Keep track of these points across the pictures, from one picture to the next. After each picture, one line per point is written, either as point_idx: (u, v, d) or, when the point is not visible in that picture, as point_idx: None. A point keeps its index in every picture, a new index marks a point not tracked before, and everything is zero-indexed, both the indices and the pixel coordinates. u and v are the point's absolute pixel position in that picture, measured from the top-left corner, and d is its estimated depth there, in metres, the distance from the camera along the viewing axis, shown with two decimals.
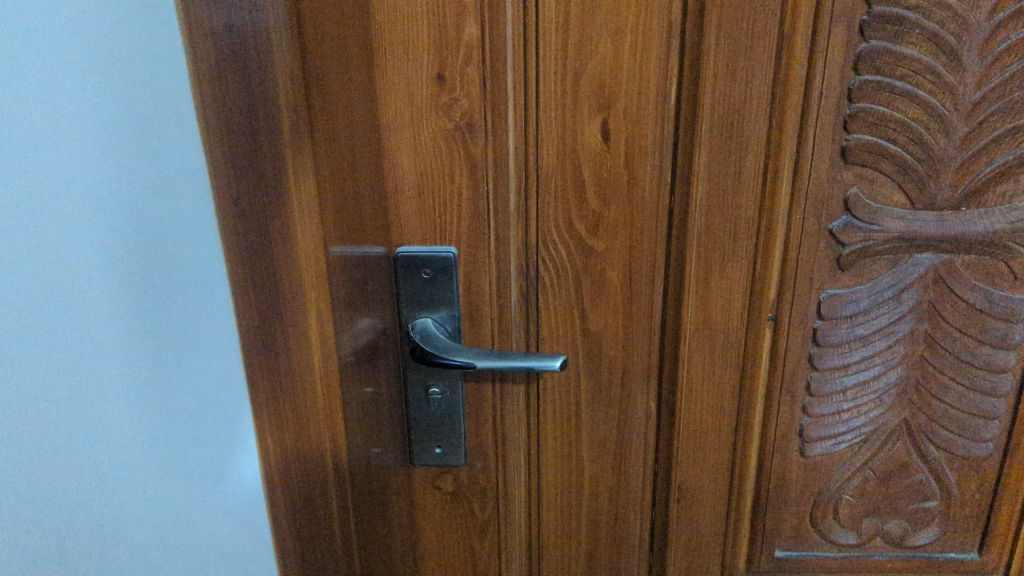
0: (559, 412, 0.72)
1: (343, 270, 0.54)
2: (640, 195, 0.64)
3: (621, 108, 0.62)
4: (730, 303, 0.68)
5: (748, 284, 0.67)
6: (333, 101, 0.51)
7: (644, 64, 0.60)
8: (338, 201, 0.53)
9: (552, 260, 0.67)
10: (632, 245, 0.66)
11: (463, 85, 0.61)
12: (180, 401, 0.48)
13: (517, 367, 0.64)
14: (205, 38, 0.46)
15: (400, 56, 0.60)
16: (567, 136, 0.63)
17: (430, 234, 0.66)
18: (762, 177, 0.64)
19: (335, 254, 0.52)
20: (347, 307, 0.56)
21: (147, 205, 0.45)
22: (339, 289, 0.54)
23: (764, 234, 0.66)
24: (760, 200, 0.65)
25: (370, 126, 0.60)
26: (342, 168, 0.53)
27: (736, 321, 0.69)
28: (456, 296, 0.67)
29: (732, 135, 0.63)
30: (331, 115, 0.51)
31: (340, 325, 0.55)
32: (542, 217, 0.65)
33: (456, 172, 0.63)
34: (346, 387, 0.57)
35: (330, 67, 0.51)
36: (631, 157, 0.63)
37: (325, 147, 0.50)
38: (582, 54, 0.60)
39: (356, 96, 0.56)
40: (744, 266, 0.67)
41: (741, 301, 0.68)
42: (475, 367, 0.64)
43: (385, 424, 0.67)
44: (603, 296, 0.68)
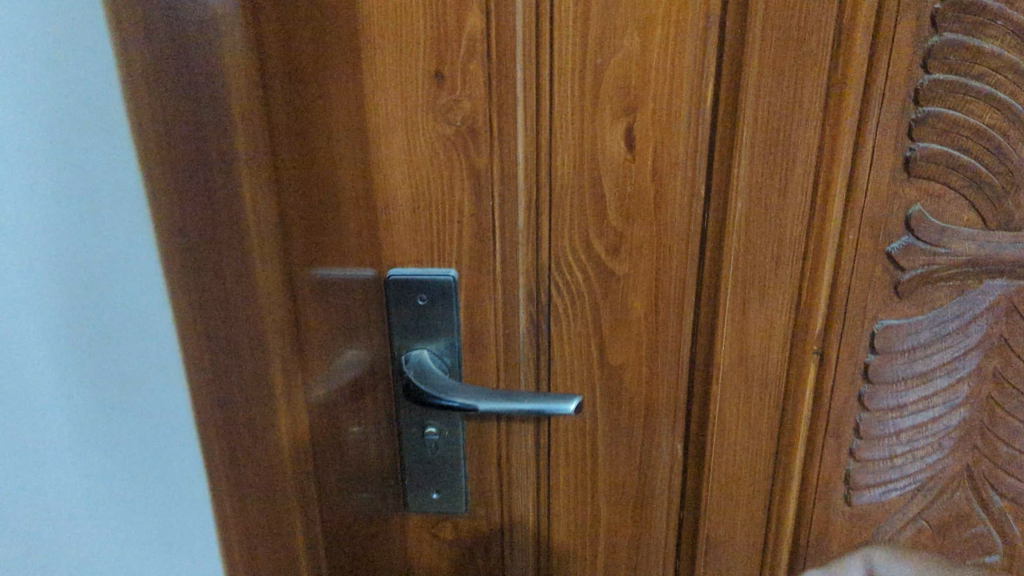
0: (574, 454, 0.64)
1: (320, 302, 0.46)
2: (669, 212, 0.56)
3: (649, 112, 0.53)
4: (770, 334, 0.60)
5: (792, 313, 0.59)
6: (295, 100, 0.43)
7: (677, 59, 0.52)
8: (314, 221, 0.44)
9: (567, 285, 0.58)
10: (660, 268, 0.57)
11: (465, 84, 0.52)
12: (117, 427, 0.45)
13: (523, 408, 0.56)
14: (133, 20, 0.33)
15: (392, 49, 0.51)
16: (585, 144, 0.54)
17: (427, 255, 0.57)
18: (812, 192, 0.55)
19: (309, 280, 0.44)
20: (325, 342, 0.48)
21: (72, 217, 0.41)
22: (314, 323, 0.45)
23: (812, 257, 0.57)
24: (809, 218, 0.56)
25: (354, 131, 0.51)
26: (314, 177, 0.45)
27: (777, 354, 0.60)
28: (456, 326, 0.59)
29: (778, 144, 0.54)
30: (297, 115, 0.43)
31: (320, 367, 0.47)
32: (556, 235, 0.57)
33: (456, 184, 0.55)
34: (328, 438, 0.48)
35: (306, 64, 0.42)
36: (659, 168, 0.54)
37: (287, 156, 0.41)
38: (604, 47, 0.52)
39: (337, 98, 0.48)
40: (787, 293, 0.58)
41: (783, 332, 0.60)
42: (475, 409, 0.56)
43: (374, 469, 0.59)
44: (624, 326, 0.59)
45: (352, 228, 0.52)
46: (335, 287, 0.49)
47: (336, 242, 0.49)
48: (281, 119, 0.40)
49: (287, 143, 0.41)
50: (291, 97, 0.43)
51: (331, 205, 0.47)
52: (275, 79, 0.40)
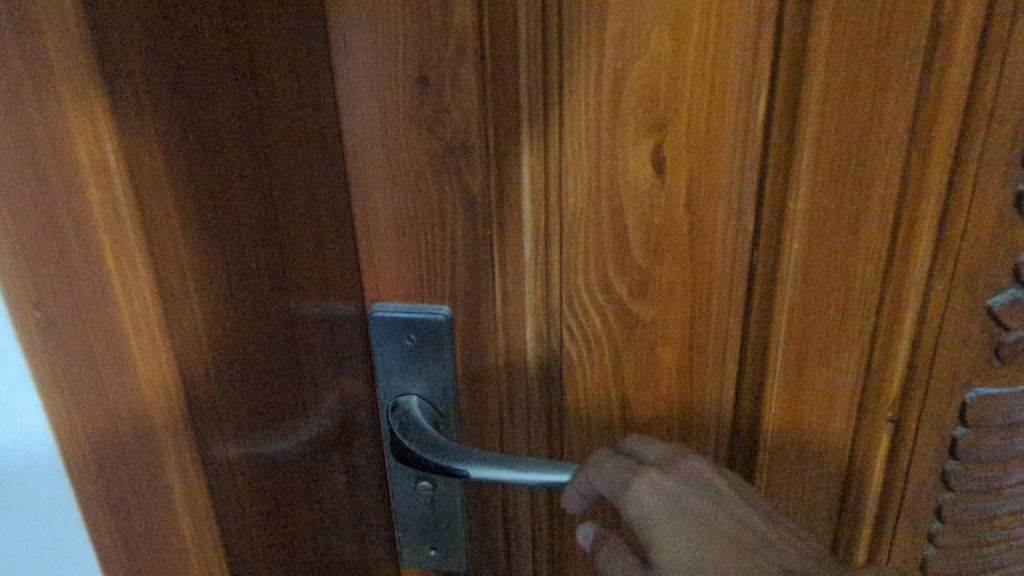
0: (593, 517, 0.54)
1: (264, 365, 0.38)
2: (707, 249, 0.45)
3: (683, 129, 0.42)
4: (832, 398, 0.49)
5: (859, 374, 0.48)
6: (232, 129, 0.34)
7: (718, 65, 0.41)
8: (248, 277, 0.36)
9: (582, 329, 0.49)
10: (694, 315, 0.47)
11: (454, 92, 0.42)
12: None
13: (516, 479, 0.47)
14: None
15: (366, 49, 0.42)
16: (603, 165, 0.44)
17: (416, 288, 0.48)
18: (891, 231, 0.44)
19: (242, 348, 0.36)
20: (276, 407, 0.39)
21: None
22: (250, 394, 0.37)
23: (888, 309, 0.46)
24: (885, 262, 0.45)
25: (321, 150, 0.42)
26: (256, 218, 0.36)
27: (841, 422, 0.49)
28: (450, 372, 0.50)
29: (849, 171, 0.42)
30: (229, 151, 0.34)
31: (267, 443, 0.39)
32: (568, 270, 0.47)
33: (447, 207, 0.45)
34: (285, 520, 0.41)
35: (231, 82, 0.34)
36: (695, 196, 0.44)
37: (207, 209, 0.32)
38: (626, 47, 0.41)
39: (290, 116, 0.39)
40: (856, 351, 0.47)
41: (848, 397, 0.48)
42: (467, 475, 0.47)
43: (362, 526, 0.51)
44: (651, 379, 0.49)
45: (317, 261, 0.43)
46: (286, 341, 0.40)
47: (286, 287, 0.40)
48: (195, 165, 0.31)
49: (208, 192, 0.32)
50: (229, 127, 0.34)
51: (281, 248, 0.39)
52: (194, 114, 0.31)
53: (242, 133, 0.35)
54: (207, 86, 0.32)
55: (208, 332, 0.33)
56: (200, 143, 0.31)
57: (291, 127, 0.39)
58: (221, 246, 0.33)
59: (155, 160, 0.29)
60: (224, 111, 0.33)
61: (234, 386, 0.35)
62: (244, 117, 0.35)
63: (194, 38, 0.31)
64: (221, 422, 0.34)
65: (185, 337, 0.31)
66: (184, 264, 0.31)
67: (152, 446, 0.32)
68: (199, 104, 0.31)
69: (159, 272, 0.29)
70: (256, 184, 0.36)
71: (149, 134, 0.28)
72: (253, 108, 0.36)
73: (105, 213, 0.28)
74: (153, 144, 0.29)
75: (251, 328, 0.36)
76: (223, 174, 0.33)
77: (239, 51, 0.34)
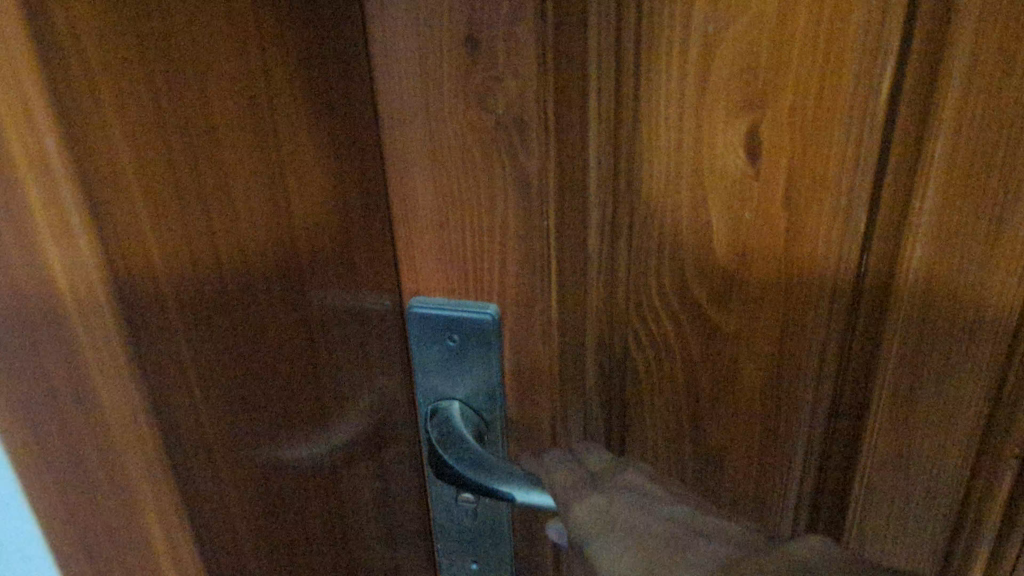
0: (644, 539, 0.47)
1: (273, 380, 0.32)
2: (806, 250, 0.38)
3: (785, 108, 0.35)
4: (947, 435, 0.40)
5: (982, 419, 0.39)
6: (228, 104, 0.28)
7: (834, 31, 0.33)
8: (249, 279, 0.30)
9: (652, 337, 0.42)
10: (785, 326, 0.40)
11: (507, 55, 0.35)
12: None
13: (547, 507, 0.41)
14: None
15: (403, 4, 0.35)
16: (684, 148, 0.37)
17: (460, 282, 0.42)
18: None
19: (240, 367, 0.30)
20: (288, 422, 0.34)
21: None
22: (256, 411, 0.31)
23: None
24: None
25: (343, 122, 0.36)
26: (261, 209, 0.30)
27: (955, 461, 0.41)
28: (496, 378, 0.43)
29: (994, 165, 0.34)
30: (223, 131, 0.28)
31: (276, 472, 0.33)
32: (638, 268, 0.40)
33: (498, 193, 0.39)
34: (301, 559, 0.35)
35: (221, 49, 0.27)
36: (796, 188, 0.36)
37: (196, 205, 0.26)
38: (720, 7, 0.33)
39: (303, 85, 0.32)
40: (983, 381, 0.38)
41: (969, 435, 0.40)
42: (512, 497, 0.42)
43: (395, 542, 0.46)
44: (731, 397, 0.42)
45: (341, 251, 0.37)
46: (301, 345, 0.34)
47: (301, 284, 0.34)
48: (178, 151, 0.25)
49: (196, 183, 0.26)
50: (223, 105, 0.27)
51: (292, 242, 0.33)
52: (175, 86, 0.25)
53: (239, 108, 0.28)
54: (190, 51, 0.26)
55: (196, 352, 0.27)
56: (183, 122, 0.25)
57: (304, 97, 0.33)
58: (216, 248, 0.27)
59: (119, 149, 0.22)
60: (217, 81, 0.27)
61: (235, 404, 0.29)
62: (242, 87, 0.29)
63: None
64: (215, 452, 0.28)
65: (164, 364, 0.25)
66: (163, 274, 0.25)
67: (130, 493, 0.26)
68: (181, 72, 0.25)
69: (129, 289, 0.23)
70: (258, 169, 0.30)
71: (108, 115, 0.22)
72: (254, 78, 0.29)
73: (50, 220, 0.22)
74: (117, 128, 0.22)
75: (253, 334, 0.31)
76: (212, 165, 0.27)
77: (235, 7, 0.28)
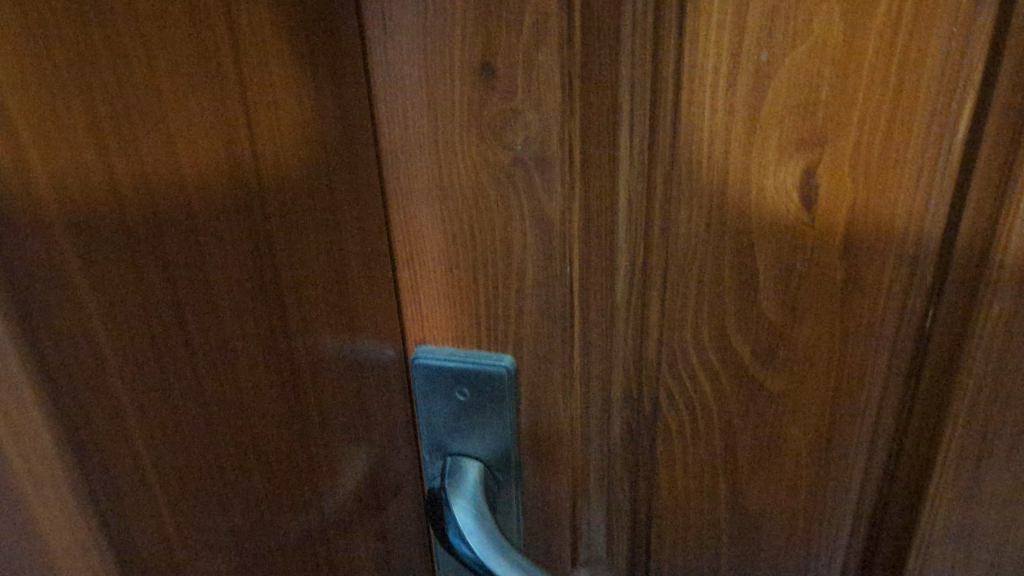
0: None
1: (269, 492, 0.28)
2: (865, 306, 0.33)
3: (846, 149, 0.30)
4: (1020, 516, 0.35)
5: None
6: (205, 138, 0.23)
7: (908, 65, 0.28)
8: (239, 338, 0.25)
9: (686, 396, 0.37)
10: (837, 387, 0.35)
11: (528, 87, 0.31)
12: None
13: None
14: None
15: (409, 24, 0.31)
16: (729, 194, 0.32)
17: (471, 333, 0.38)
18: None
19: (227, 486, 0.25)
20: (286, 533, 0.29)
21: None
22: (254, 492, 0.26)
23: None
24: None
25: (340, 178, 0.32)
26: (244, 282, 0.26)
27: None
28: (512, 437, 0.39)
29: None
30: (197, 169, 0.23)
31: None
32: (672, 323, 0.36)
33: (515, 236, 0.34)
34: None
35: (190, 115, 0.23)
36: (857, 241, 0.32)
37: (159, 258, 0.22)
38: (775, 36, 0.29)
39: (291, 108, 0.28)
40: None
41: None
42: None
43: None
44: (772, 462, 0.38)
45: (337, 317, 0.32)
46: (302, 404, 0.30)
47: (297, 339, 0.29)
48: (137, 195, 0.21)
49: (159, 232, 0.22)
50: (192, 181, 0.23)
51: (284, 290, 0.28)
52: (134, 114, 0.20)
53: (218, 140, 0.24)
54: (155, 73, 0.21)
55: (174, 435, 0.22)
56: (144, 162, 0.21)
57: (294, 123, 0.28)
58: (187, 308, 0.23)
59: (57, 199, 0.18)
60: (193, 109, 0.23)
61: (223, 488, 0.25)
62: (220, 142, 0.24)
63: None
64: (202, 550, 0.24)
65: (137, 477, 0.21)
66: (126, 366, 0.20)
67: None
68: (142, 100, 0.21)
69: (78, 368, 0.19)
70: (241, 247, 0.25)
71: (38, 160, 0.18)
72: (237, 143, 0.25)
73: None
74: (61, 172, 0.18)
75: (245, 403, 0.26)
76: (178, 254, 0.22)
77: (212, 21, 0.23)
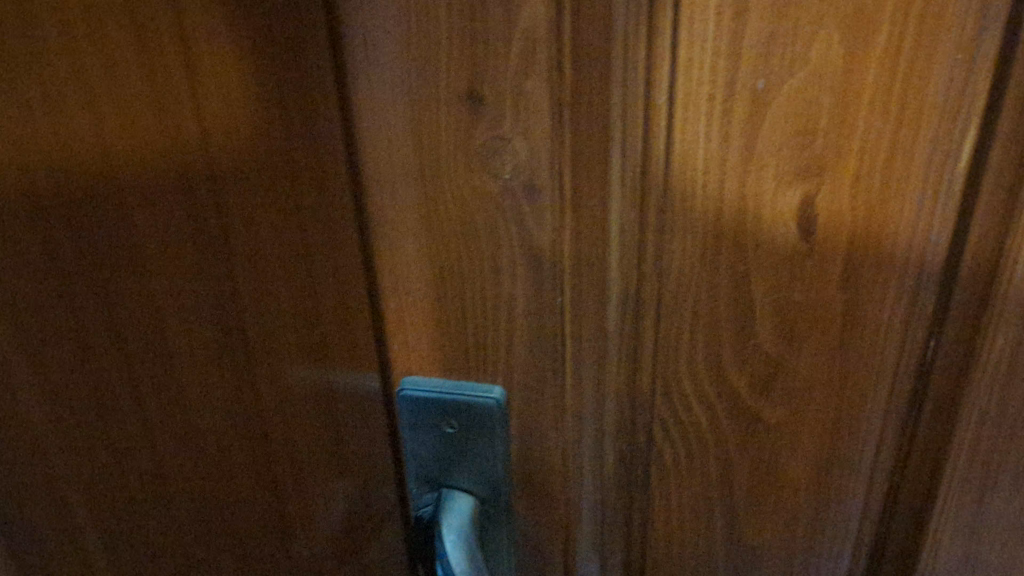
0: None
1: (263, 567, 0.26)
2: (866, 335, 0.32)
3: (847, 177, 0.29)
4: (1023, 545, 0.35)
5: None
6: (187, 204, 0.21)
7: (911, 92, 0.27)
8: (241, 376, 0.24)
9: (681, 427, 0.36)
10: (838, 418, 0.34)
11: (519, 115, 0.30)
12: None
13: None
14: None
15: (394, 51, 0.30)
16: (725, 221, 0.31)
17: (460, 362, 0.36)
18: None
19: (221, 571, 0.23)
20: None
21: None
22: (255, 534, 0.25)
23: None
24: None
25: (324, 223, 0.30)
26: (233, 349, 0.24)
27: None
28: (503, 470, 0.38)
29: None
30: (190, 208, 0.22)
31: None
32: (667, 352, 0.35)
33: (505, 265, 0.33)
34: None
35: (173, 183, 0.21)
36: (858, 269, 0.31)
37: (163, 292, 0.21)
38: (773, 62, 0.28)
39: (293, 136, 0.27)
40: None
41: None
42: None
43: None
44: (770, 494, 0.37)
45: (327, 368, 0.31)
46: (303, 441, 0.29)
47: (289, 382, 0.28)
48: (112, 278, 0.19)
49: (163, 266, 0.21)
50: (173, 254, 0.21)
51: (283, 324, 0.27)
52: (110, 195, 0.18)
53: (222, 169, 0.23)
54: (137, 145, 0.19)
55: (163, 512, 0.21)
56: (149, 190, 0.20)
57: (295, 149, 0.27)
58: (194, 348, 0.22)
59: (61, 229, 0.17)
60: (175, 177, 0.21)
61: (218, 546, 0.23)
62: (205, 205, 0.22)
63: (122, 44, 0.19)
64: None
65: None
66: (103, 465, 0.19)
67: None
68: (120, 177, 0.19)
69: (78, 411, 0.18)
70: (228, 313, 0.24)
71: (45, 189, 0.17)
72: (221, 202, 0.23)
73: None
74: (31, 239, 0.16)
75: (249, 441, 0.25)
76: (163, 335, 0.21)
77: (220, 48, 0.23)
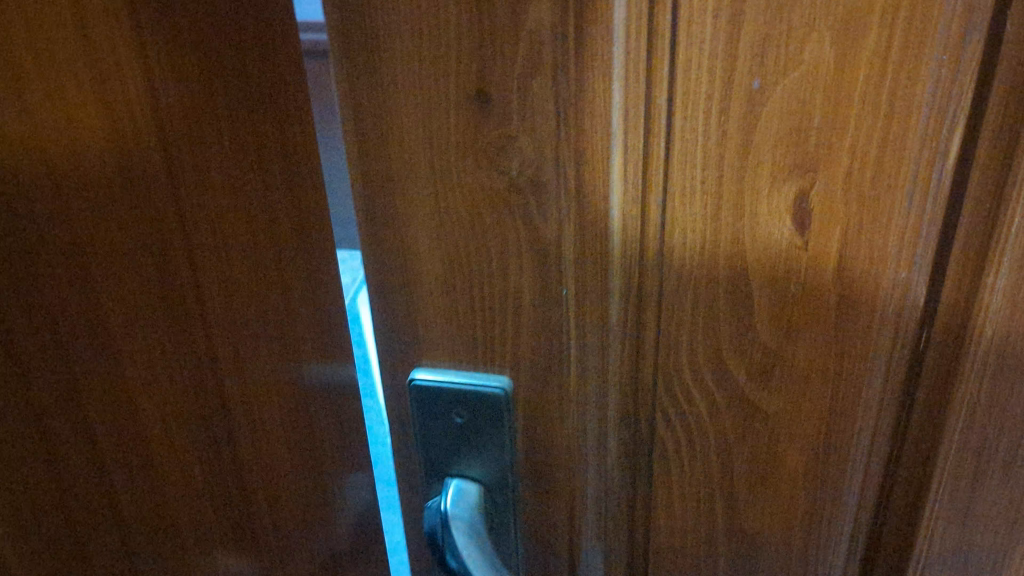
0: None
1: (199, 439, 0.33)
2: (859, 327, 0.33)
3: (839, 172, 0.30)
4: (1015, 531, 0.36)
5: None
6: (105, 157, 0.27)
7: (900, 89, 0.29)
8: (113, 358, 0.28)
9: (682, 415, 0.37)
10: (833, 407, 0.35)
11: (525, 111, 0.31)
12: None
13: None
14: None
15: (406, 53, 0.31)
16: (722, 215, 0.32)
17: (468, 354, 0.38)
18: None
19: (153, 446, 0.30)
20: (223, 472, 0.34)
21: None
22: (130, 498, 0.28)
23: None
24: None
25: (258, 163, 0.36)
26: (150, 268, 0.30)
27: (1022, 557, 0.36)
28: (509, 457, 0.39)
29: None
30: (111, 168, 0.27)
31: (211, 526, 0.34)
32: (668, 343, 0.36)
33: (511, 259, 0.34)
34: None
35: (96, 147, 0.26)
36: (850, 261, 0.32)
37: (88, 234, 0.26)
38: (768, 61, 0.29)
39: (210, 108, 0.32)
40: None
41: None
42: None
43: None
44: (768, 480, 0.38)
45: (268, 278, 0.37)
46: (227, 352, 0.34)
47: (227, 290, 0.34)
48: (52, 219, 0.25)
49: (94, 219, 0.27)
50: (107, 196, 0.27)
51: (182, 275, 0.31)
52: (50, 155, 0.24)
53: (134, 124, 0.28)
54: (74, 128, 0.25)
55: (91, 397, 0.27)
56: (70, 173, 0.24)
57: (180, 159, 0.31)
58: (109, 272, 0.27)
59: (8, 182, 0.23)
60: (94, 149, 0.26)
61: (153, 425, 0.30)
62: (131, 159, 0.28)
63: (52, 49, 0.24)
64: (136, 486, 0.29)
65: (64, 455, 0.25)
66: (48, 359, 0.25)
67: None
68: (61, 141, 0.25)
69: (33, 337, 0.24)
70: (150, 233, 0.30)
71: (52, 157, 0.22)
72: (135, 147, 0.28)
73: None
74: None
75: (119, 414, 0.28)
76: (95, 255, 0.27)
77: (100, 70, 0.26)
